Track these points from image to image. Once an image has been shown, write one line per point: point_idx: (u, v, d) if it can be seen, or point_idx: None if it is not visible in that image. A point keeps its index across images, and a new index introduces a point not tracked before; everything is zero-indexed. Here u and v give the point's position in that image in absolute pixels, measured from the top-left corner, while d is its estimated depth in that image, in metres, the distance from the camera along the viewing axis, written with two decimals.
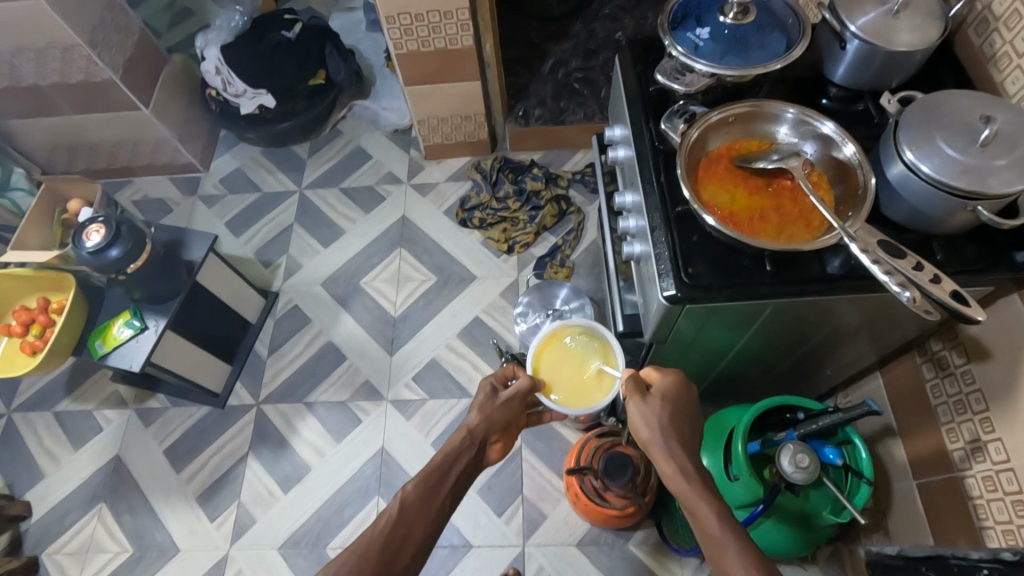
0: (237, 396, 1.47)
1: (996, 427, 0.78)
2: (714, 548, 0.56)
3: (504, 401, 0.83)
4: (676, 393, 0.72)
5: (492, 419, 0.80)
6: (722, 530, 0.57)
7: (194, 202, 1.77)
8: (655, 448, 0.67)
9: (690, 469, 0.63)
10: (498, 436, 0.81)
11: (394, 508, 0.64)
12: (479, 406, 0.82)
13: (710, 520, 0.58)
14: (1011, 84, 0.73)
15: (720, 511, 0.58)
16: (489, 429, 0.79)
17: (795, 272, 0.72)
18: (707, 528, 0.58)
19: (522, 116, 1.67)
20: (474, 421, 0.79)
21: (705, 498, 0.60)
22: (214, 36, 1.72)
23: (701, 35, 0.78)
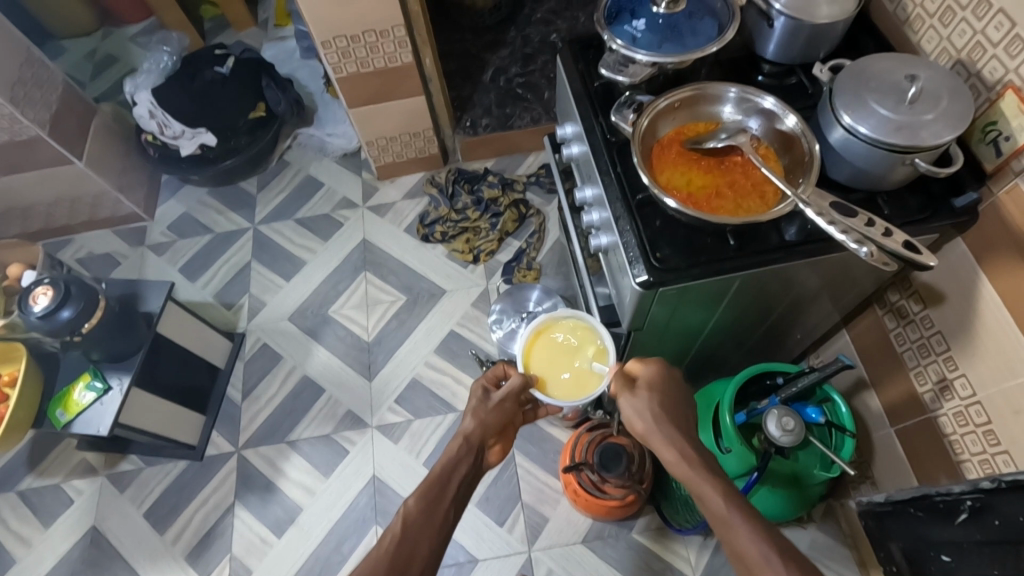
0: (215, 445, 1.42)
1: (959, 365, 0.82)
2: (725, 528, 0.57)
3: (496, 403, 0.82)
4: (659, 380, 0.73)
5: (487, 423, 0.80)
6: (727, 508, 0.58)
7: (142, 252, 1.70)
8: (655, 437, 0.68)
9: (690, 454, 0.64)
10: (495, 438, 0.81)
11: (398, 525, 0.63)
12: (472, 411, 0.81)
13: (717, 502, 0.59)
14: (927, 44, 0.78)
15: (725, 494, 0.59)
16: (485, 433, 0.78)
17: (756, 243, 0.74)
18: (715, 509, 0.59)
19: (469, 126, 1.69)
20: (470, 426, 0.78)
21: (708, 481, 0.61)
22: (143, 80, 1.66)
23: (637, 27, 0.80)
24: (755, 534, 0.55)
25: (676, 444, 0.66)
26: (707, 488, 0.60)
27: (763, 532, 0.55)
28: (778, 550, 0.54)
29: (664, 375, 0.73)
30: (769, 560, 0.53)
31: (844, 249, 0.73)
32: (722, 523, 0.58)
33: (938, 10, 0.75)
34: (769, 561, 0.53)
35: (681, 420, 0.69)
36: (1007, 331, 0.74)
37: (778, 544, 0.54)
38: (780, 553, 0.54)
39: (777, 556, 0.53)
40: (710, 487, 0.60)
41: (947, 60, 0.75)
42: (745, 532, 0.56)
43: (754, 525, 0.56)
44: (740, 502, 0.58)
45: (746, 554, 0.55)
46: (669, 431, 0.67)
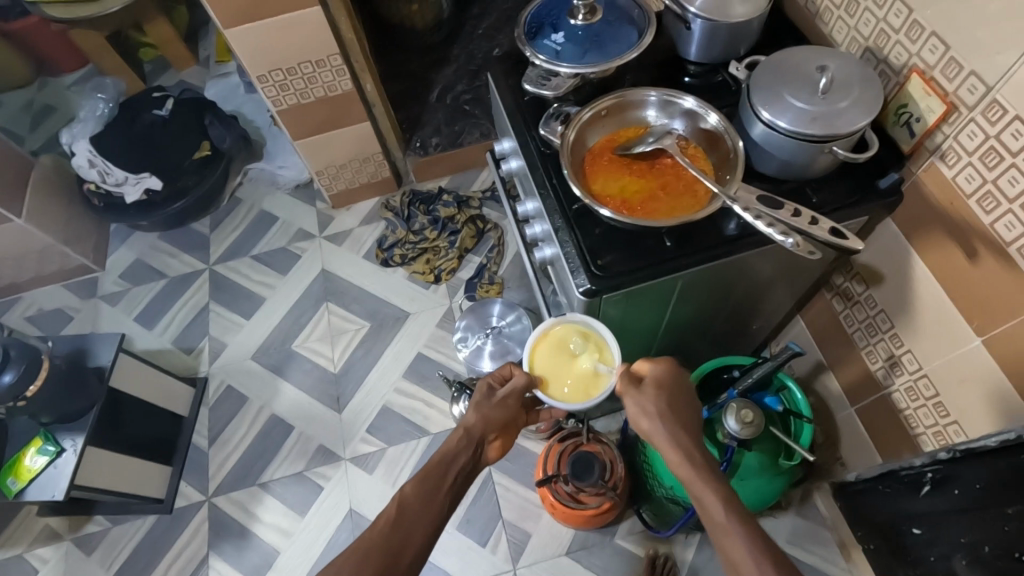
0: (185, 496, 1.38)
1: (904, 341, 0.84)
2: (721, 534, 0.57)
3: (499, 399, 0.81)
4: (671, 382, 0.73)
5: (489, 418, 0.78)
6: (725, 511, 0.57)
7: (95, 304, 1.66)
8: (659, 437, 0.67)
9: (694, 455, 0.64)
10: (496, 433, 0.79)
11: (393, 511, 0.62)
12: (475, 406, 0.80)
13: (716, 508, 0.58)
14: (837, 34, 0.80)
15: (725, 499, 0.58)
16: (486, 428, 0.77)
17: (695, 242, 0.75)
18: (713, 516, 0.58)
19: (419, 146, 1.69)
20: (471, 420, 0.77)
21: (709, 483, 0.60)
22: (79, 130, 1.60)
23: (557, 40, 0.82)
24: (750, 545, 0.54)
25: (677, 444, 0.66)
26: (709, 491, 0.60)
27: (761, 543, 0.54)
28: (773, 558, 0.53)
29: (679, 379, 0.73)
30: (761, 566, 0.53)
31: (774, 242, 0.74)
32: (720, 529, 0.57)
33: (843, 2, 0.78)
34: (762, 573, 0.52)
35: (690, 424, 0.69)
36: (942, 306, 0.75)
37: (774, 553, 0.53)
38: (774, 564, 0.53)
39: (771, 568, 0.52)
40: (711, 492, 0.59)
41: (857, 49, 0.77)
42: (741, 541, 0.55)
43: (751, 533, 0.55)
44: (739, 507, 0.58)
45: (739, 564, 0.54)
46: (677, 432, 0.67)
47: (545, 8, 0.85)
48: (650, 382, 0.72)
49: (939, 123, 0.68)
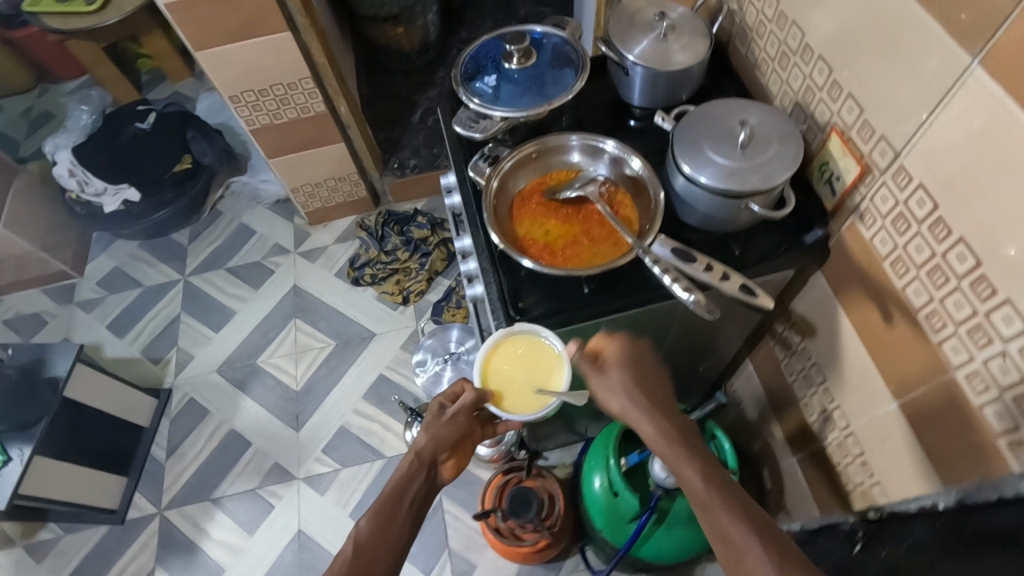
0: (138, 508, 1.38)
1: (834, 397, 0.83)
2: (707, 511, 0.50)
3: (449, 417, 0.73)
4: (633, 357, 0.64)
5: (442, 437, 0.71)
6: (705, 485, 0.51)
7: (71, 310, 1.68)
8: (633, 415, 0.60)
9: (668, 430, 0.58)
10: (448, 452, 0.72)
11: (349, 551, 0.55)
12: (423, 427, 0.72)
13: (697, 486, 0.52)
14: (773, 86, 0.80)
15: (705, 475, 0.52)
16: (440, 448, 0.70)
17: (614, 288, 0.75)
18: (697, 494, 0.52)
19: (398, 167, 1.71)
20: (421, 441, 0.70)
21: (686, 458, 0.55)
22: (63, 139, 1.67)
23: (490, 83, 0.83)
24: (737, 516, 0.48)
25: (651, 417, 0.59)
26: (688, 467, 0.54)
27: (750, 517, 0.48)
28: (760, 529, 0.47)
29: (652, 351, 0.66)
30: (750, 536, 0.46)
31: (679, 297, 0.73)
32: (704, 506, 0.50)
33: (777, 55, 0.78)
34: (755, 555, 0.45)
35: (668, 400, 0.61)
36: (865, 366, 0.74)
37: (762, 522, 0.47)
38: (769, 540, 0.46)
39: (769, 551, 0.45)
40: (690, 471, 0.53)
41: (789, 103, 0.77)
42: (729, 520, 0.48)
43: (737, 509, 0.48)
44: (721, 481, 0.52)
45: (730, 543, 0.47)
46: (652, 407, 0.60)
47: (484, 50, 0.86)
48: (619, 352, 0.64)
49: (857, 183, 0.67)
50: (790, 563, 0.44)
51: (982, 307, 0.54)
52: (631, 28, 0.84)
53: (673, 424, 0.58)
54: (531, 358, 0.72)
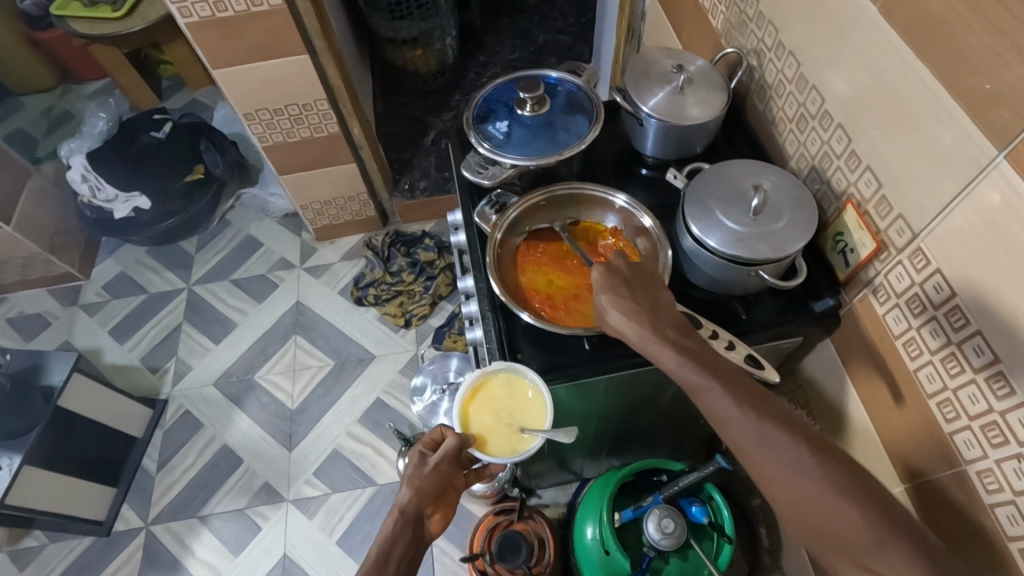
0: (125, 520, 1.37)
1: None
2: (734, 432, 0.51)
3: (433, 467, 0.67)
4: (619, 283, 0.61)
5: (426, 491, 0.65)
6: (735, 409, 0.50)
7: (73, 313, 1.68)
8: (648, 345, 0.57)
9: (686, 349, 0.56)
10: (435, 505, 0.67)
11: None
12: (406, 479, 0.66)
13: (723, 406, 0.51)
14: (789, 146, 0.78)
15: (730, 392, 0.51)
16: (424, 503, 0.65)
17: (616, 346, 0.73)
18: (723, 417, 0.51)
19: (407, 189, 1.69)
20: (404, 497, 0.65)
21: (709, 377, 0.53)
22: (78, 145, 1.67)
23: (502, 128, 0.82)
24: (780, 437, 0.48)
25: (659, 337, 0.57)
26: (711, 386, 0.52)
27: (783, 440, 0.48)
28: (808, 447, 0.47)
29: (646, 267, 0.65)
30: (799, 463, 0.47)
31: None
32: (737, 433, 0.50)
33: (795, 116, 0.76)
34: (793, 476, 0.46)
35: (671, 313, 0.60)
36: (872, 444, 0.71)
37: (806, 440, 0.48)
38: (811, 461, 0.46)
39: (804, 471, 0.46)
40: (715, 393, 0.52)
41: (804, 166, 0.75)
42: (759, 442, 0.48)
43: (767, 431, 0.48)
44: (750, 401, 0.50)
45: (767, 467, 0.48)
46: (660, 327, 0.58)
47: (497, 92, 0.86)
48: (618, 284, 0.61)
49: (872, 258, 0.65)
50: (844, 484, 0.45)
51: (999, 405, 0.52)
52: (648, 79, 0.82)
53: (684, 341, 0.57)
54: (512, 393, 0.71)
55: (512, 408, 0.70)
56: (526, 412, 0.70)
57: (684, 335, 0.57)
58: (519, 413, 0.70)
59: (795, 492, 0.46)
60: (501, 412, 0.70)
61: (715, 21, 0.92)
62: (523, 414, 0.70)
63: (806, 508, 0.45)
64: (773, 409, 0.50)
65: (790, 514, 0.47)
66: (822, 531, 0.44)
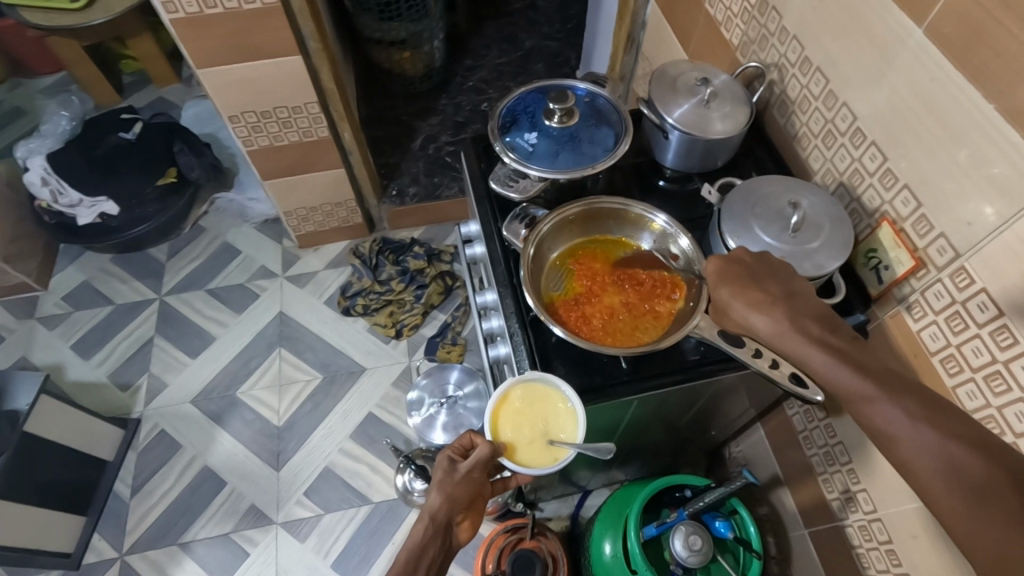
0: (97, 551, 1.27)
1: (861, 478, 0.82)
2: (894, 441, 0.49)
3: (464, 476, 0.64)
4: (747, 280, 0.61)
5: (458, 499, 0.63)
6: (901, 419, 0.48)
7: (31, 326, 1.56)
8: (789, 341, 0.56)
9: (840, 350, 0.54)
10: (465, 511, 0.64)
11: None
12: (437, 484, 0.64)
13: (884, 412, 0.49)
14: (814, 162, 0.79)
15: (893, 400, 0.49)
16: (455, 511, 0.62)
17: (649, 365, 0.72)
18: (880, 423, 0.50)
19: (396, 195, 1.65)
20: (436, 501, 0.62)
21: (870, 384, 0.51)
22: (36, 144, 1.56)
23: (530, 139, 0.79)
24: (971, 460, 0.45)
25: (804, 338, 0.56)
26: (876, 397, 0.50)
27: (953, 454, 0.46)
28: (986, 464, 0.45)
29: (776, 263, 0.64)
30: (972, 483, 0.44)
31: (720, 378, 0.72)
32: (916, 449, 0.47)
33: (822, 132, 0.77)
34: (967, 494, 0.44)
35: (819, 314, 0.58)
36: None
37: (991, 455, 0.45)
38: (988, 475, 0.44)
39: (979, 487, 0.44)
40: (879, 401, 0.50)
41: (831, 181, 0.76)
42: (936, 453, 0.46)
43: (936, 442, 0.47)
44: (922, 412, 0.48)
45: (932, 481, 0.46)
46: (801, 327, 0.57)
47: (522, 102, 0.84)
48: (747, 285, 0.61)
49: (907, 275, 0.66)
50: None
51: None
52: (672, 91, 0.82)
53: (832, 340, 0.55)
54: (543, 402, 0.68)
55: (544, 419, 0.67)
56: (561, 423, 0.67)
57: (835, 336, 0.56)
58: (555, 424, 0.67)
59: (965, 513, 0.44)
60: (532, 423, 0.67)
61: (730, 34, 0.92)
62: (560, 424, 0.67)
63: (975, 528, 0.44)
64: (953, 422, 0.47)
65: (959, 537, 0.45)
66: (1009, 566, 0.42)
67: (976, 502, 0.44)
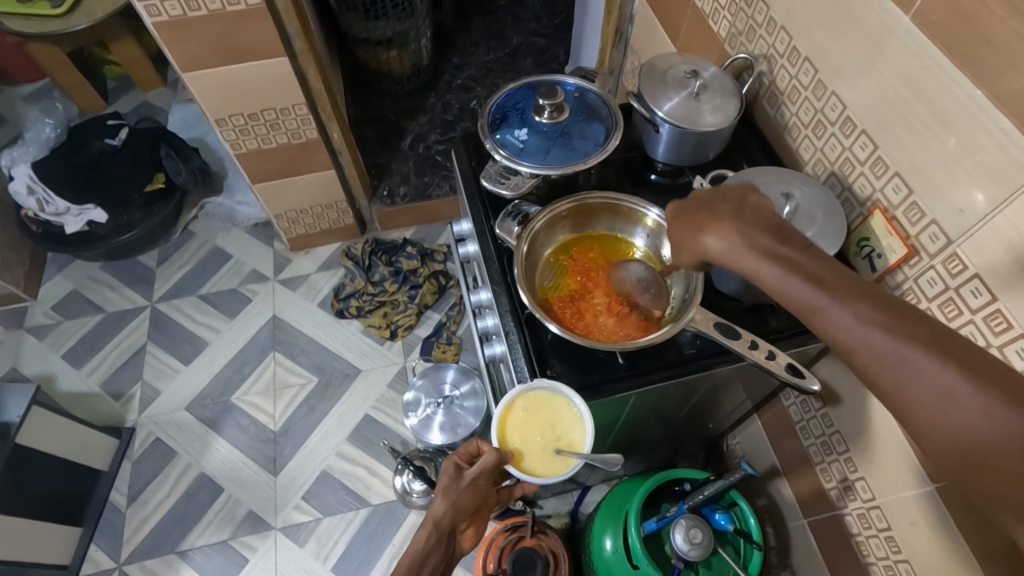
0: (93, 562, 1.26)
1: (858, 467, 0.82)
2: (861, 354, 0.43)
3: (469, 483, 0.64)
4: (710, 207, 0.57)
5: (462, 506, 0.63)
6: (862, 326, 0.43)
7: (20, 336, 1.54)
8: (749, 260, 0.51)
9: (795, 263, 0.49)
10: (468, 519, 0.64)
11: None
12: (442, 491, 0.64)
13: (844, 320, 0.44)
14: (804, 152, 0.79)
15: (853, 306, 0.44)
16: (458, 518, 0.62)
17: (647, 360, 0.72)
18: (841, 334, 0.44)
19: (387, 195, 1.63)
20: (440, 508, 0.62)
21: (826, 294, 0.45)
22: (20, 152, 1.55)
23: (520, 135, 0.79)
24: (926, 356, 0.40)
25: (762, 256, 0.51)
26: (837, 307, 0.44)
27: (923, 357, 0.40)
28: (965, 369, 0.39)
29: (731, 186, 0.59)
30: (951, 389, 0.39)
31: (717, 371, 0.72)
32: (869, 360, 0.42)
33: (812, 122, 0.77)
34: (944, 400, 0.39)
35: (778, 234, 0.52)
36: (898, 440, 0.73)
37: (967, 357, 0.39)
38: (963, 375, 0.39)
39: (960, 389, 0.39)
40: (837, 309, 0.44)
41: (823, 171, 0.76)
42: (905, 359, 0.41)
43: (906, 347, 0.41)
44: (883, 315, 0.43)
45: (907, 391, 0.41)
46: (756, 241, 0.52)
47: (512, 98, 0.83)
48: (704, 218, 0.56)
49: (901, 264, 0.66)
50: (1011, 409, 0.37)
51: None
52: (662, 85, 0.81)
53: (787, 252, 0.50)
54: (549, 411, 0.68)
55: (551, 427, 0.67)
56: (569, 431, 0.67)
57: (788, 247, 0.50)
58: (562, 432, 0.67)
59: (946, 420, 0.39)
60: (539, 432, 0.68)
61: (718, 26, 0.92)
62: (568, 432, 0.67)
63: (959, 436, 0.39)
64: (919, 324, 0.42)
65: (943, 449, 0.40)
66: (1003, 471, 0.37)
67: (959, 409, 0.39)
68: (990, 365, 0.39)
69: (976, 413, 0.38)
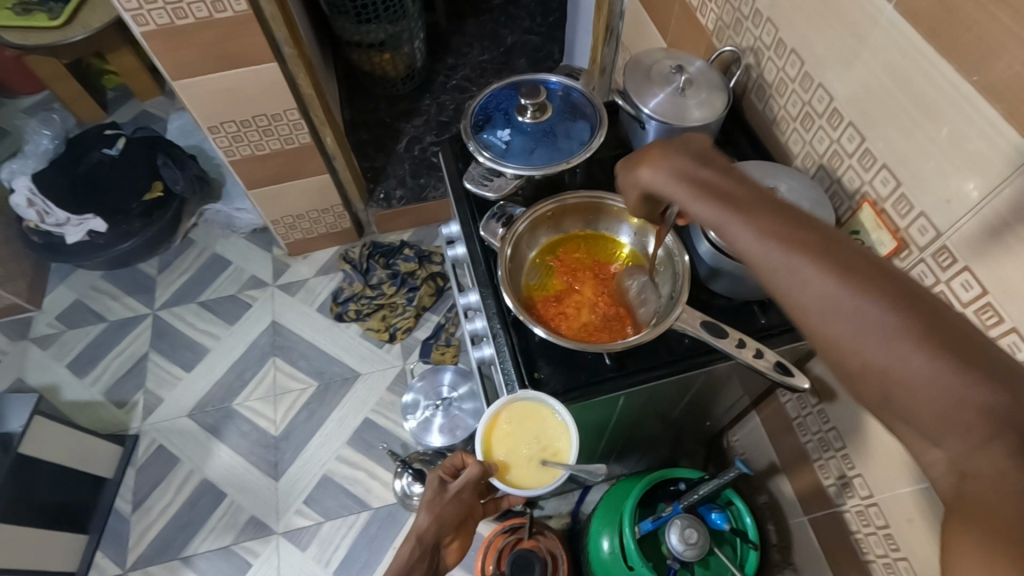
0: (99, 569, 1.27)
1: (855, 463, 0.81)
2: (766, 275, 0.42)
3: (453, 496, 0.64)
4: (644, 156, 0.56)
5: (446, 518, 0.63)
6: (763, 246, 0.42)
7: (24, 347, 1.55)
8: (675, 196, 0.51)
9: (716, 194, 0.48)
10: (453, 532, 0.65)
11: None
12: (427, 504, 0.64)
13: (747, 240, 0.43)
14: (793, 145, 0.78)
15: (758, 227, 0.43)
16: (443, 531, 0.62)
17: (635, 360, 0.71)
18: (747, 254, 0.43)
19: (383, 198, 1.63)
20: (424, 521, 0.62)
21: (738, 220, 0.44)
22: (19, 165, 1.57)
23: (503, 136, 0.78)
24: (828, 276, 0.38)
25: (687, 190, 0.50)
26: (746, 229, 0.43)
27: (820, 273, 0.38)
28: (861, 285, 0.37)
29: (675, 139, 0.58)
30: (845, 305, 0.37)
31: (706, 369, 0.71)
32: (771, 278, 0.41)
33: (799, 114, 0.75)
34: (841, 315, 0.37)
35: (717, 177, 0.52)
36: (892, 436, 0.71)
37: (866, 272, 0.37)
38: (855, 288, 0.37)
39: (850, 304, 0.37)
40: (742, 230, 0.43)
41: (812, 164, 0.75)
42: (800, 275, 0.39)
43: (804, 263, 0.39)
44: (787, 234, 0.41)
45: (804, 307, 0.39)
46: (682, 177, 0.51)
47: (495, 99, 0.83)
48: (641, 157, 0.56)
49: (891, 257, 0.65)
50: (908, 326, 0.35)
51: None
52: (647, 81, 0.80)
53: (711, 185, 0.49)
54: (533, 422, 0.68)
55: (535, 438, 0.67)
56: (555, 442, 0.67)
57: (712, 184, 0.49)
58: (546, 442, 0.67)
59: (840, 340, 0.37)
60: (523, 444, 0.68)
61: (705, 20, 0.91)
62: (554, 442, 0.67)
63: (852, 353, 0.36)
64: (822, 242, 0.40)
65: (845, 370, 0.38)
66: (900, 387, 0.35)
67: (850, 325, 0.36)
68: (893, 282, 0.37)
69: (869, 328, 0.36)
